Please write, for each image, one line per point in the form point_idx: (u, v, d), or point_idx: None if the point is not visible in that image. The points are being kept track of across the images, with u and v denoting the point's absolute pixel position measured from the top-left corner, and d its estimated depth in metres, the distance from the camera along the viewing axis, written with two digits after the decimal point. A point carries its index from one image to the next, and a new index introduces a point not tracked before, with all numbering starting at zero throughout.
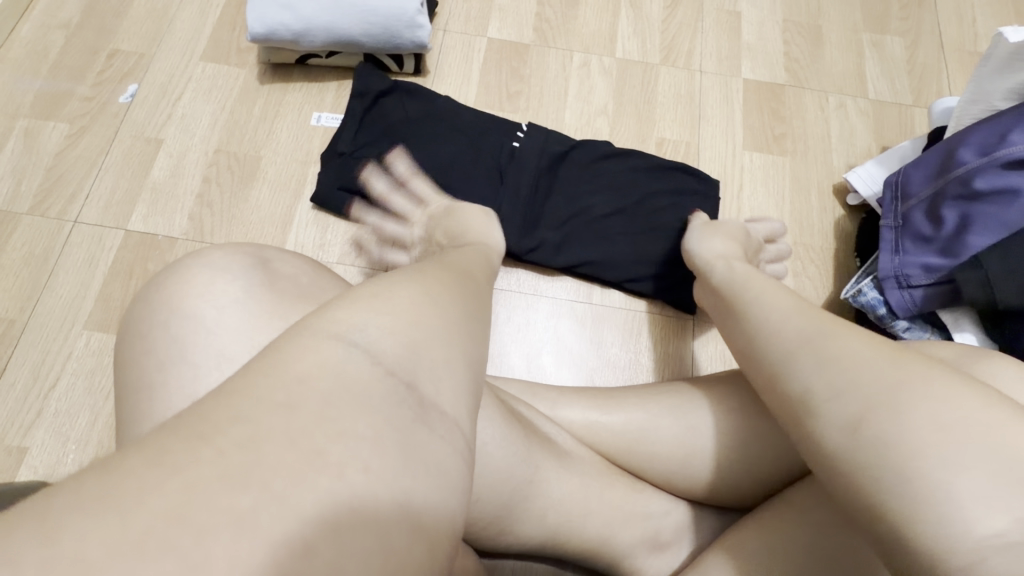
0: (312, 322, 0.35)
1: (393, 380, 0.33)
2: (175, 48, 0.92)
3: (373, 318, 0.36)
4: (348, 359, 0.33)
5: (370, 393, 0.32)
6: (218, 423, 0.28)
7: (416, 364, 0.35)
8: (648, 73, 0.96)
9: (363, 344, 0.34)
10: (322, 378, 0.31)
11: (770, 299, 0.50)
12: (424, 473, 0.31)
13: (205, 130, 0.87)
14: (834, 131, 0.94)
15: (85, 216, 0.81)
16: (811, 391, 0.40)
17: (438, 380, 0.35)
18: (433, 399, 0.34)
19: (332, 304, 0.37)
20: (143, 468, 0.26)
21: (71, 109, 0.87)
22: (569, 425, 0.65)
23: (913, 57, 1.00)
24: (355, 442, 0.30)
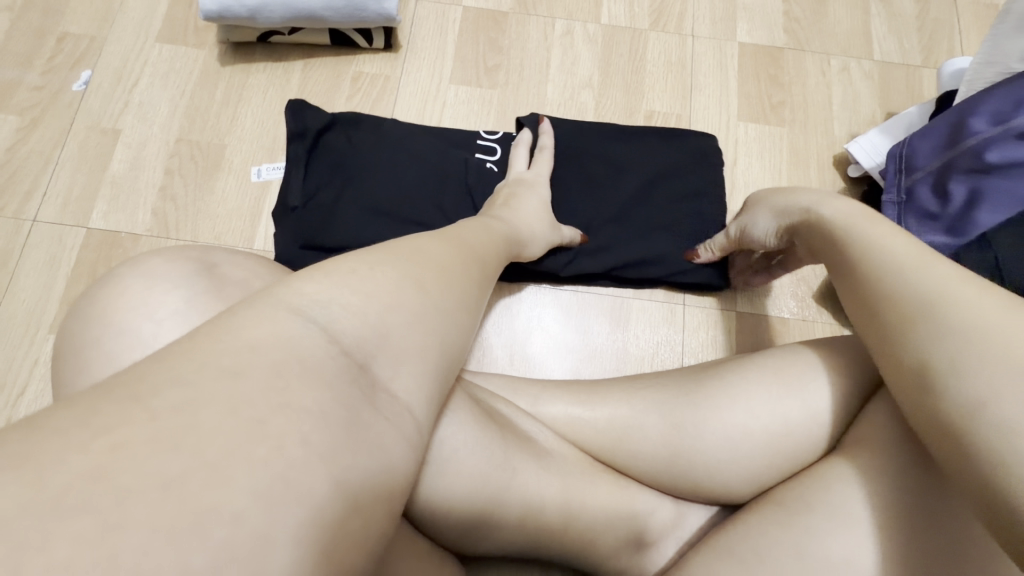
0: (270, 293, 0.33)
1: (349, 360, 0.32)
2: (128, 29, 0.86)
3: (339, 294, 0.34)
4: (305, 332, 0.31)
5: (328, 366, 0.30)
6: (156, 382, 0.25)
7: (377, 348, 0.33)
8: (637, 40, 0.90)
9: (323, 321, 0.32)
10: (276, 347, 0.29)
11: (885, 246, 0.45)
12: (365, 454, 0.29)
13: (164, 117, 0.82)
14: (836, 97, 0.88)
15: (44, 215, 0.77)
16: (942, 363, 0.36)
17: (395, 365, 0.34)
18: (385, 383, 0.33)
19: (289, 279, 0.35)
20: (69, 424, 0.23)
21: (22, 99, 0.82)
22: (551, 421, 0.62)
23: (923, 13, 0.93)
24: (304, 414, 0.27)
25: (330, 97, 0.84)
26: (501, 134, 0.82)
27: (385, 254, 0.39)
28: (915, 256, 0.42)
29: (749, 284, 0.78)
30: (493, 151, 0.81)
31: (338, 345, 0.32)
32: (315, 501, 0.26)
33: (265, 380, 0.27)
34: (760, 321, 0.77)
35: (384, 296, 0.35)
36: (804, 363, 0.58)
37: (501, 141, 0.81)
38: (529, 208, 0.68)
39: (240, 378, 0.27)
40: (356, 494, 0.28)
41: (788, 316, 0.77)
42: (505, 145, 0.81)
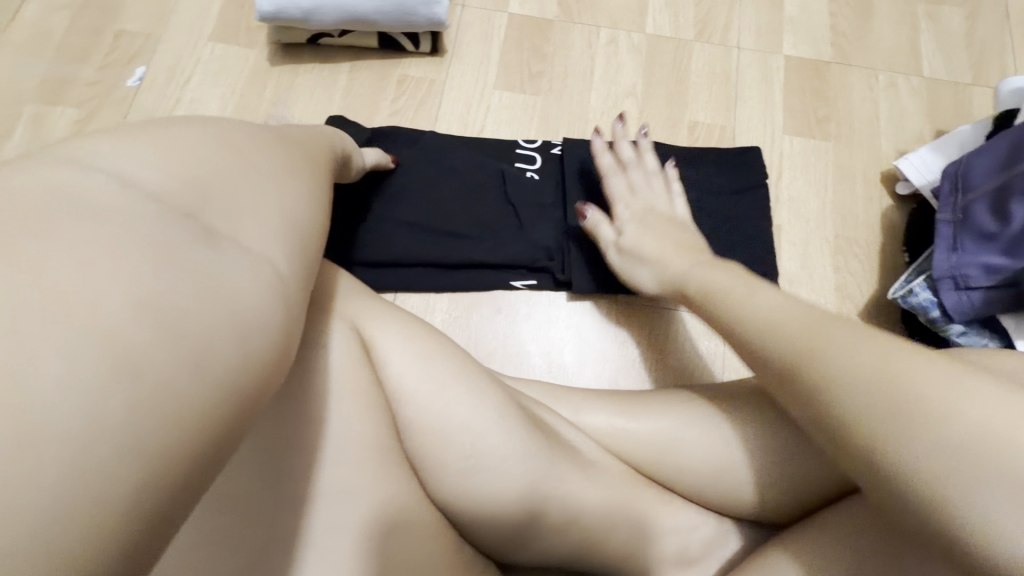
0: (54, 149, 0.29)
1: (185, 220, 0.29)
2: (182, 27, 0.88)
3: (138, 153, 0.30)
4: (101, 186, 0.27)
5: (141, 219, 0.27)
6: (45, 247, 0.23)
7: (205, 203, 0.30)
8: (681, 50, 0.89)
9: (136, 181, 0.28)
10: (54, 197, 0.25)
11: (752, 305, 0.47)
12: (231, 322, 0.27)
13: (214, 114, 0.83)
14: (883, 112, 0.87)
15: None
16: (835, 411, 0.36)
17: (231, 212, 0.31)
18: (233, 235, 0.30)
19: (70, 138, 0.30)
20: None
21: (77, 93, 0.84)
22: (592, 430, 0.62)
23: (973, 30, 0.92)
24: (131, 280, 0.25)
25: (375, 99, 0.85)
26: (540, 142, 0.82)
27: (182, 120, 0.34)
28: (776, 310, 0.45)
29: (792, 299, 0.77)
30: (532, 160, 0.81)
31: (145, 196, 0.28)
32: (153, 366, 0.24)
33: (95, 238, 0.25)
34: None
35: (199, 158, 0.32)
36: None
37: (540, 149, 0.82)
38: None
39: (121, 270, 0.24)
40: (255, 363, 0.28)
41: None
42: (545, 153, 0.82)
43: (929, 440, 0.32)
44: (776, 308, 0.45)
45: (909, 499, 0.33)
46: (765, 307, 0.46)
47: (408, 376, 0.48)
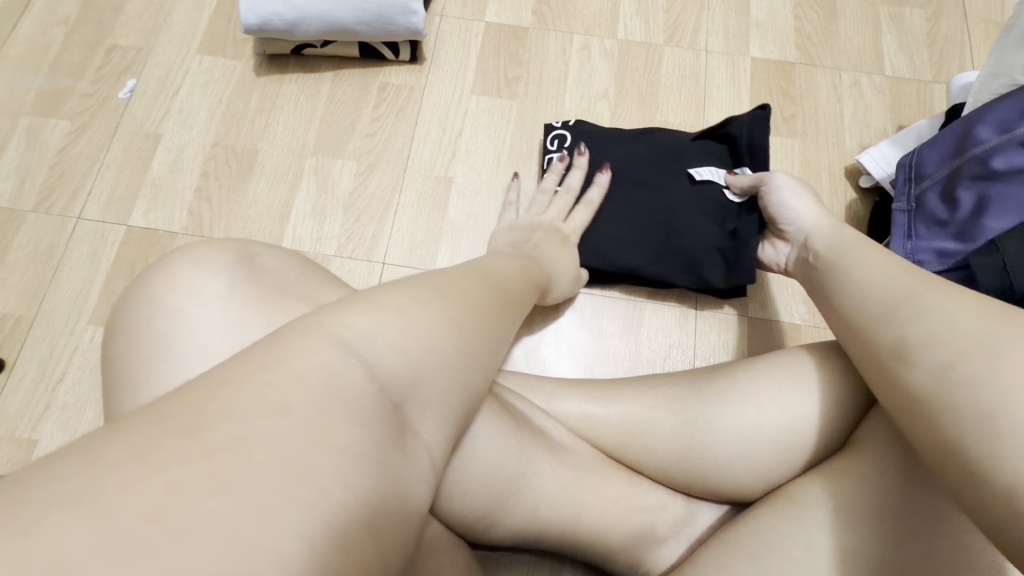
0: (319, 322, 0.36)
1: (384, 398, 0.34)
2: (172, 41, 0.91)
3: (379, 330, 0.37)
4: (346, 367, 0.34)
5: (366, 412, 0.33)
6: (219, 411, 0.28)
7: (411, 387, 0.36)
8: (652, 54, 0.93)
9: (365, 356, 0.35)
10: (323, 383, 0.32)
11: (856, 276, 0.49)
12: (399, 490, 0.32)
13: (202, 123, 0.87)
14: (847, 110, 0.90)
15: (88, 213, 0.82)
16: (921, 393, 0.39)
17: (424, 408, 0.37)
18: (413, 425, 0.36)
19: (356, 304, 0.38)
20: (117, 442, 0.26)
21: (72, 105, 0.87)
22: (566, 417, 0.64)
23: (933, 30, 0.95)
24: (340, 452, 0.30)
25: (358, 106, 0.88)
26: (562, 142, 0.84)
27: (424, 287, 0.42)
28: (884, 265, 0.48)
29: (761, 290, 0.80)
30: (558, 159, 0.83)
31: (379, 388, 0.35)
32: (328, 548, 0.27)
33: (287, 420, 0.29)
34: (771, 326, 0.78)
35: (413, 340, 0.37)
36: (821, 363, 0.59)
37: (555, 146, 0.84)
38: (555, 253, 0.71)
39: (333, 448, 0.30)
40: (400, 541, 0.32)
41: (800, 322, 0.78)
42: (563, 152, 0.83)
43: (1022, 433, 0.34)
44: (892, 279, 0.46)
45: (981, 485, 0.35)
46: (877, 275, 0.47)
47: None
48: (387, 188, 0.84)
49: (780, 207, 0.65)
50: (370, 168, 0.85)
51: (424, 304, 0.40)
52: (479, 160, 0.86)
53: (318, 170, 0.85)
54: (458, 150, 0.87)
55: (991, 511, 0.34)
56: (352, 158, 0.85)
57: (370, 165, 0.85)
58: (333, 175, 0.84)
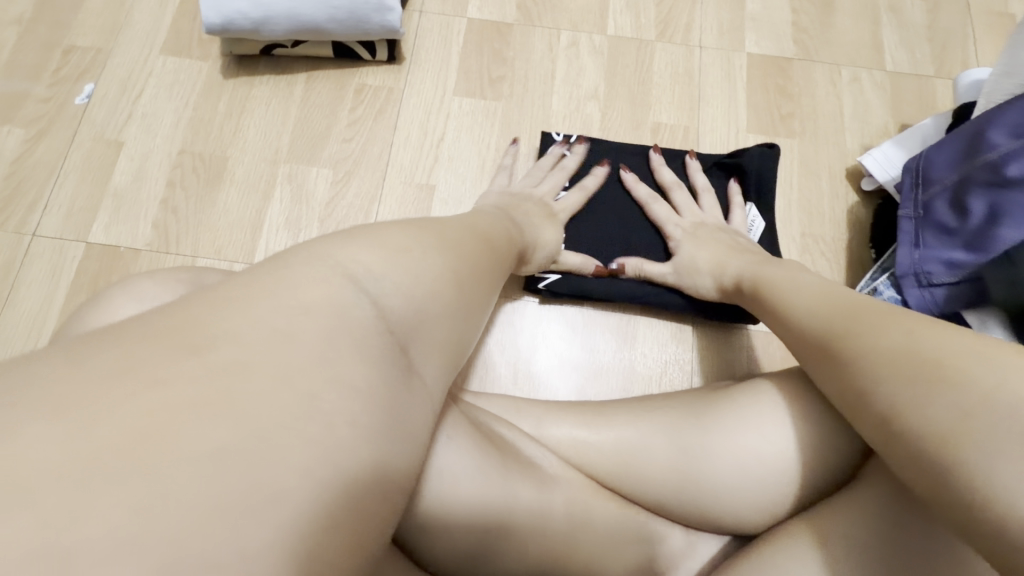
0: (325, 252, 0.36)
1: (390, 339, 0.35)
2: (133, 41, 0.86)
3: (389, 272, 0.36)
4: (355, 302, 0.34)
5: (370, 347, 0.33)
6: (214, 338, 0.29)
7: (414, 328, 0.36)
8: (643, 51, 0.88)
9: (372, 292, 0.35)
10: (328, 317, 0.32)
11: (808, 288, 0.53)
12: (399, 429, 0.33)
13: (167, 129, 0.81)
14: (847, 107, 0.86)
15: (46, 227, 0.77)
16: (863, 379, 0.42)
17: (426, 354, 0.37)
18: (417, 366, 0.36)
19: (361, 238, 0.38)
20: (130, 355, 0.27)
21: (27, 111, 0.82)
22: (556, 444, 0.60)
23: (936, 22, 0.91)
24: (347, 389, 0.31)
25: (333, 109, 0.83)
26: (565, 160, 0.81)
27: (429, 234, 0.42)
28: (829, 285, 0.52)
29: None
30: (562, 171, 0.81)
31: (385, 326, 0.35)
32: (332, 481, 0.29)
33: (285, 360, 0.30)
34: (771, 338, 0.75)
35: (418, 286, 0.37)
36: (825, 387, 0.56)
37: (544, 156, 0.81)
38: (542, 227, 0.69)
39: (337, 384, 0.30)
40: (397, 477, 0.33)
41: None
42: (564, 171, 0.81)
43: (952, 400, 0.36)
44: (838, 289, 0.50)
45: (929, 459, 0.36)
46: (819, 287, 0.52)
47: None
48: (366, 197, 0.80)
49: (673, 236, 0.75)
50: (347, 175, 0.80)
51: (428, 254, 0.40)
52: (463, 166, 0.82)
53: (292, 178, 0.80)
54: (441, 155, 0.82)
55: (950, 487, 0.35)
56: (327, 165, 0.81)
57: (347, 172, 0.80)
58: (308, 184, 0.80)
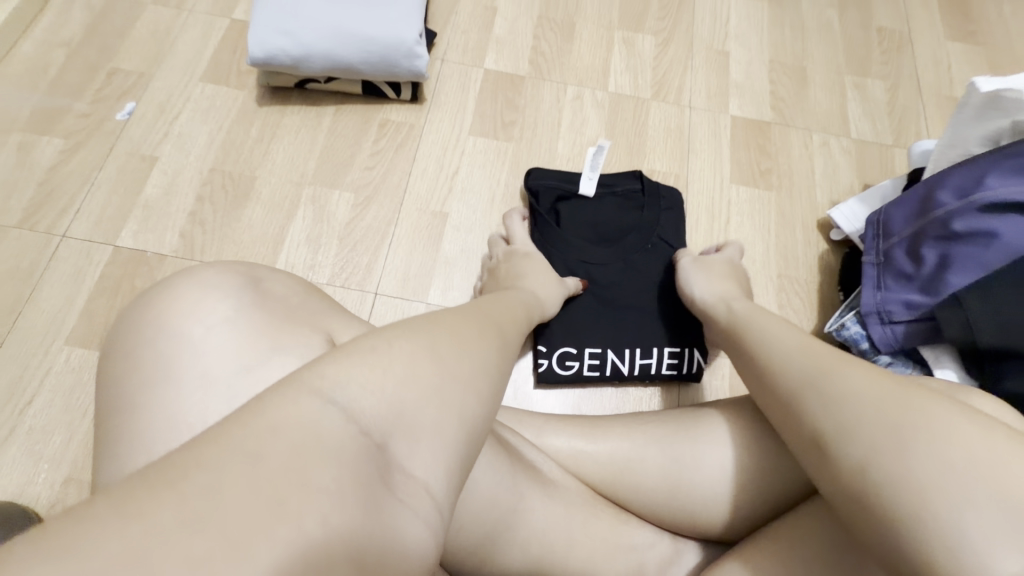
0: (295, 372, 0.34)
1: (366, 439, 0.32)
2: (175, 68, 0.92)
3: (357, 373, 0.34)
4: (325, 415, 0.32)
5: (344, 452, 0.31)
6: (185, 468, 0.27)
7: (395, 423, 0.34)
8: (640, 108, 0.99)
9: (343, 401, 0.33)
10: (298, 433, 0.30)
11: (761, 349, 0.53)
12: (391, 538, 0.31)
13: (201, 148, 0.87)
14: (818, 167, 0.97)
15: (74, 231, 0.80)
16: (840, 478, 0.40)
17: (411, 441, 0.34)
18: (402, 461, 0.33)
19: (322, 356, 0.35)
20: (190, 487, 0.26)
21: (67, 124, 0.87)
22: (555, 452, 0.65)
23: (893, 99, 1.05)
24: (326, 493, 0.29)
25: (357, 140, 0.91)
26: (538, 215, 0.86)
27: (402, 326, 0.39)
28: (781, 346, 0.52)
29: None
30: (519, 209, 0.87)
31: (359, 427, 0.32)
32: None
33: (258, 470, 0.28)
34: None
35: (407, 379, 0.35)
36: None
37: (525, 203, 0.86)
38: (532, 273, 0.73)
39: (317, 489, 0.29)
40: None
41: None
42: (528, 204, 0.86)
43: (899, 484, 0.37)
44: (785, 352, 0.51)
45: (894, 546, 0.37)
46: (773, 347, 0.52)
47: None
48: (383, 221, 0.86)
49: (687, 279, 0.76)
50: (367, 200, 0.87)
51: (398, 340, 0.37)
52: (473, 199, 0.89)
53: (315, 200, 0.86)
54: (454, 187, 0.89)
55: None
56: (349, 189, 0.87)
57: (367, 198, 0.87)
58: (329, 205, 0.86)
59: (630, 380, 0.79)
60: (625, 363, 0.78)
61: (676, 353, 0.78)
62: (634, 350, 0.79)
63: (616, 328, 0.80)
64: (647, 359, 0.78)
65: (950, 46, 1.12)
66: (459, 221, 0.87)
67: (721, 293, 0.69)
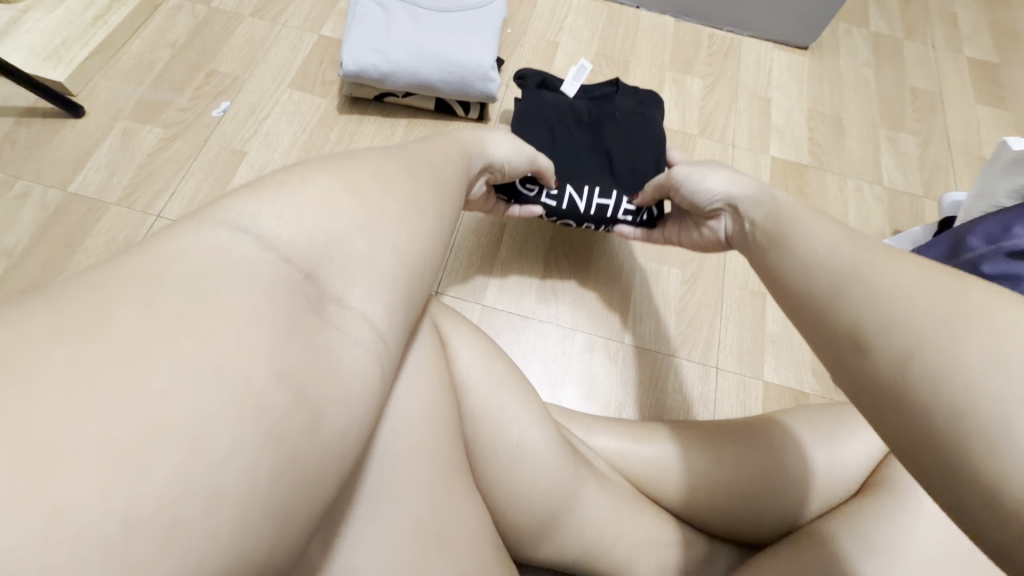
0: (205, 209, 0.34)
1: (288, 267, 0.32)
2: (268, 74, 1.02)
3: (268, 207, 0.34)
4: (234, 242, 0.32)
5: (260, 278, 0.31)
6: (77, 284, 0.27)
7: (317, 255, 0.34)
8: (686, 142, 1.07)
9: (251, 230, 0.33)
10: (201, 255, 0.30)
11: (799, 243, 0.46)
12: (305, 356, 0.30)
13: (286, 147, 0.96)
14: (852, 210, 1.03)
15: (168, 212, 0.88)
16: (872, 377, 0.33)
17: (342, 274, 0.34)
18: (335, 294, 0.34)
19: (234, 194, 0.35)
20: (80, 301, 0.26)
21: (168, 116, 0.96)
22: (602, 450, 0.69)
23: (923, 154, 1.12)
24: (228, 312, 0.28)
25: None
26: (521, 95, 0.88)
27: (332, 168, 0.39)
28: (834, 235, 0.44)
29: (777, 357, 0.88)
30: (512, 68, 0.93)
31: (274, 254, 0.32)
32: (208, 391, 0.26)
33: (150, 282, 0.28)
34: (783, 392, 0.85)
35: (330, 215, 0.35)
36: (823, 435, 0.66)
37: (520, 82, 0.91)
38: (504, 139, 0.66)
39: (220, 306, 0.28)
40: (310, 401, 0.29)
41: (809, 390, 0.86)
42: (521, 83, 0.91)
43: (940, 363, 0.30)
44: (829, 241, 0.43)
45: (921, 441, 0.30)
46: (829, 244, 0.42)
47: (471, 367, 0.54)
48: None
49: (698, 188, 0.63)
50: None
51: (326, 185, 0.37)
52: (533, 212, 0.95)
53: None
54: None
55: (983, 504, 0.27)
56: None
57: None
58: None
59: (586, 220, 0.84)
60: (581, 200, 0.82)
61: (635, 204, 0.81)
62: (593, 189, 0.83)
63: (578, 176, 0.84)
64: (605, 199, 0.82)
65: (978, 109, 1.20)
66: (515, 232, 0.93)
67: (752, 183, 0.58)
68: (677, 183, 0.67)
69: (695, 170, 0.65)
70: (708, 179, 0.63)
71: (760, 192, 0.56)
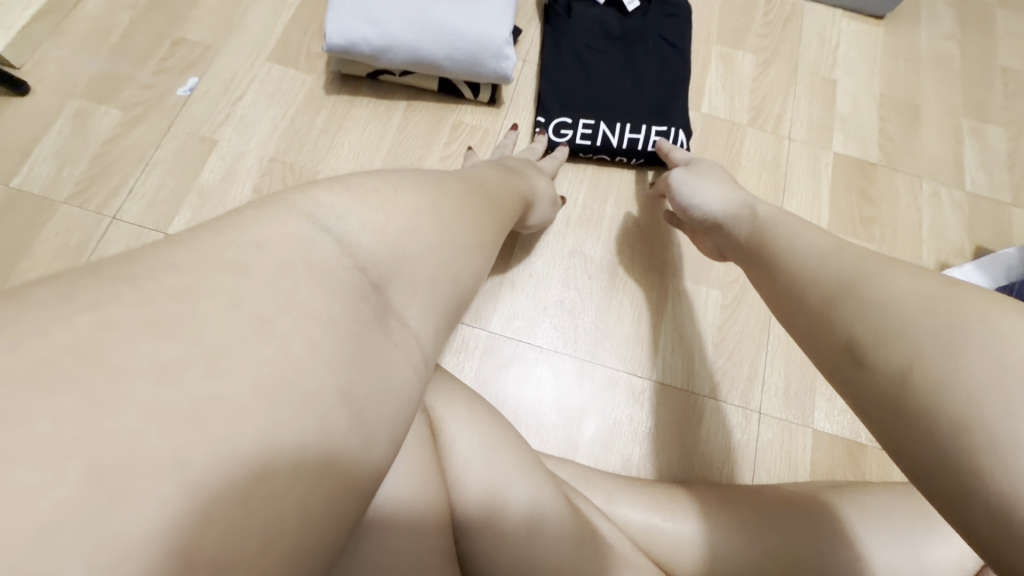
0: (288, 195, 0.33)
1: (359, 277, 0.31)
2: (244, 44, 0.87)
3: (353, 207, 0.33)
4: (316, 238, 0.31)
5: (333, 281, 0.30)
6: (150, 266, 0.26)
7: (392, 265, 0.33)
8: (733, 134, 0.90)
9: (334, 231, 0.32)
10: (290, 252, 0.29)
11: (804, 240, 0.45)
12: (369, 375, 0.29)
13: (263, 134, 0.82)
14: (926, 221, 0.88)
15: (126, 213, 0.76)
16: (882, 388, 0.32)
17: (407, 293, 0.33)
18: (397, 309, 0.32)
19: (315, 184, 0.35)
20: (160, 288, 0.25)
21: (128, 94, 0.82)
22: (625, 524, 0.57)
23: (1014, 151, 0.94)
24: (307, 316, 0.28)
25: (428, 141, 0.84)
26: None
27: (402, 177, 0.38)
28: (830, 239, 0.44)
29: (831, 400, 0.75)
30: None
31: (348, 259, 0.31)
32: (280, 400, 0.25)
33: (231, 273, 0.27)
34: (836, 443, 0.73)
35: (414, 232, 0.34)
36: (898, 531, 0.55)
37: None
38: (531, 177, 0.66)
39: (302, 312, 0.28)
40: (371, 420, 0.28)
41: (867, 441, 0.73)
42: None
43: (950, 372, 0.29)
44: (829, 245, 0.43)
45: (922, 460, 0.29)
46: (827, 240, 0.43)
47: (471, 464, 0.43)
48: None
49: (689, 199, 0.66)
50: None
51: (398, 191, 0.36)
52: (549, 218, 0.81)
53: None
54: None
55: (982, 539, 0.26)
56: None
57: None
58: None
59: (618, 155, 0.84)
60: (614, 135, 0.83)
61: (663, 130, 0.84)
62: (625, 126, 0.84)
63: (608, 106, 0.86)
64: (636, 134, 0.83)
65: None
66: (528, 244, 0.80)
67: (742, 199, 0.59)
68: (671, 191, 0.70)
69: (689, 179, 0.68)
70: (699, 197, 0.65)
71: (742, 208, 0.58)
